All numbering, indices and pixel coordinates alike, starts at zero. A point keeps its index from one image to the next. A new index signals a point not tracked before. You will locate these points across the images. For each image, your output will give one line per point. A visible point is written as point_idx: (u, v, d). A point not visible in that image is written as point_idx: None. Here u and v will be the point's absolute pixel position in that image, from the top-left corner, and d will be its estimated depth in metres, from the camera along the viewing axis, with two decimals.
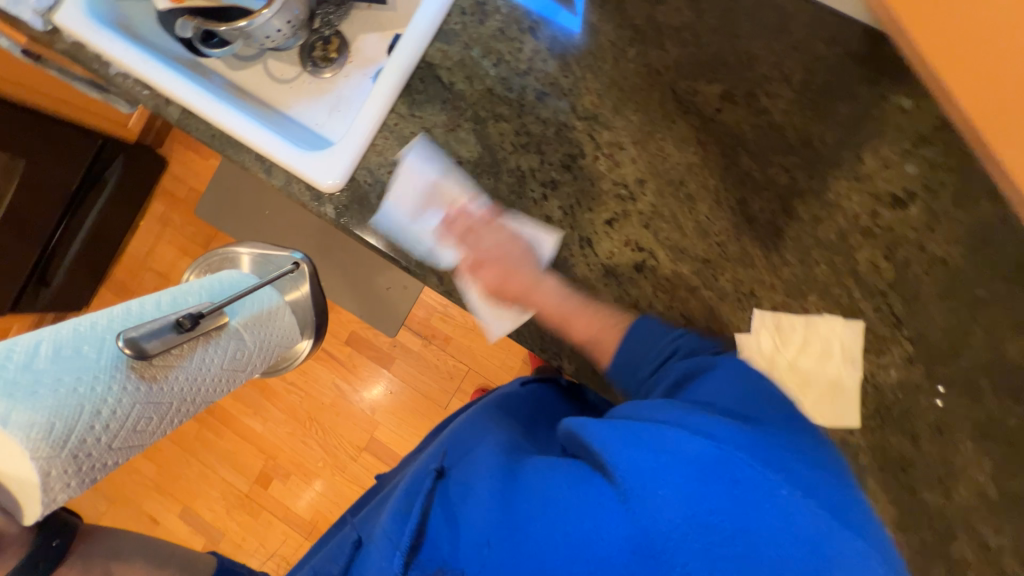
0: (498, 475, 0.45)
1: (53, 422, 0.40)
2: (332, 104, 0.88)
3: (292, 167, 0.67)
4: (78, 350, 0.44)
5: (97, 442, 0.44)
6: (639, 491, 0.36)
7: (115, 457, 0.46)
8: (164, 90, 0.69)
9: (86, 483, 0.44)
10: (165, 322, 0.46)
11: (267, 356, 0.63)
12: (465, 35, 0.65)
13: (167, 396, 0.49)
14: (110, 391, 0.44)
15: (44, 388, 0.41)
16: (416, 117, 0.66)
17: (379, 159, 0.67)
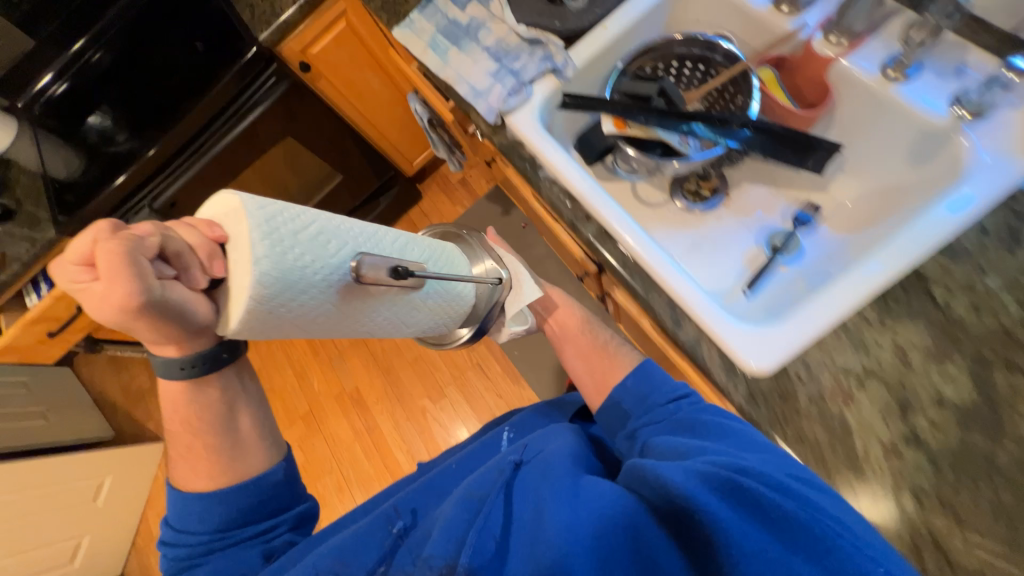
0: (559, 488, 0.52)
1: (269, 280, 0.45)
2: (695, 241, 0.84)
3: (710, 329, 0.61)
4: (326, 242, 0.49)
5: (281, 314, 0.47)
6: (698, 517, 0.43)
7: (280, 333, 0.50)
8: (593, 210, 0.71)
9: (250, 333, 0.48)
10: (391, 263, 0.52)
11: (436, 323, 0.67)
12: (981, 257, 0.55)
13: (347, 311, 0.53)
14: (320, 280, 0.48)
15: (284, 249, 0.46)
16: (887, 327, 0.56)
17: (822, 357, 0.57)
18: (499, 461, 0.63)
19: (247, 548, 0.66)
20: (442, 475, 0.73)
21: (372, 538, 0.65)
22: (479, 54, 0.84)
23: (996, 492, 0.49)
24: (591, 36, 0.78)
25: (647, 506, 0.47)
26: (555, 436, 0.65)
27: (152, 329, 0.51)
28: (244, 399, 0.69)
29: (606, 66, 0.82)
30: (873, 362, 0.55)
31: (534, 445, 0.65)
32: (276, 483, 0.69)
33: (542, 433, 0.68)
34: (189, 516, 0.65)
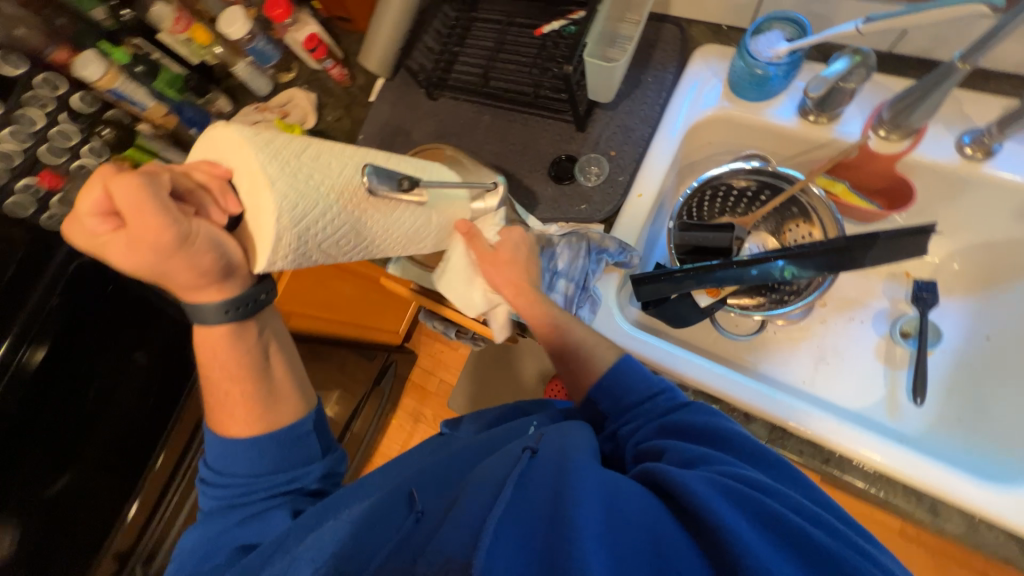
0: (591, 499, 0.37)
1: (291, 200, 0.43)
2: (817, 357, 0.74)
3: (978, 508, 0.52)
4: (328, 159, 0.47)
5: (312, 236, 0.46)
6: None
7: (313, 257, 0.48)
8: (757, 411, 0.60)
9: (288, 263, 0.46)
10: (397, 173, 0.50)
11: (440, 237, 0.61)
12: None
13: (368, 225, 0.50)
14: (330, 199, 0.46)
15: (287, 175, 0.43)
16: None
17: None
18: (511, 449, 0.46)
19: (273, 508, 0.52)
20: (456, 460, 0.52)
21: (392, 504, 0.48)
22: None
23: None
24: (631, 211, 0.69)
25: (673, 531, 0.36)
26: (569, 428, 0.48)
27: (191, 275, 0.44)
28: (279, 342, 0.56)
29: (651, 226, 0.74)
30: None
31: (552, 431, 0.47)
32: (305, 438, 0.56)
33: (562, 430, 0.49)
34: (235, 460, 0.53)
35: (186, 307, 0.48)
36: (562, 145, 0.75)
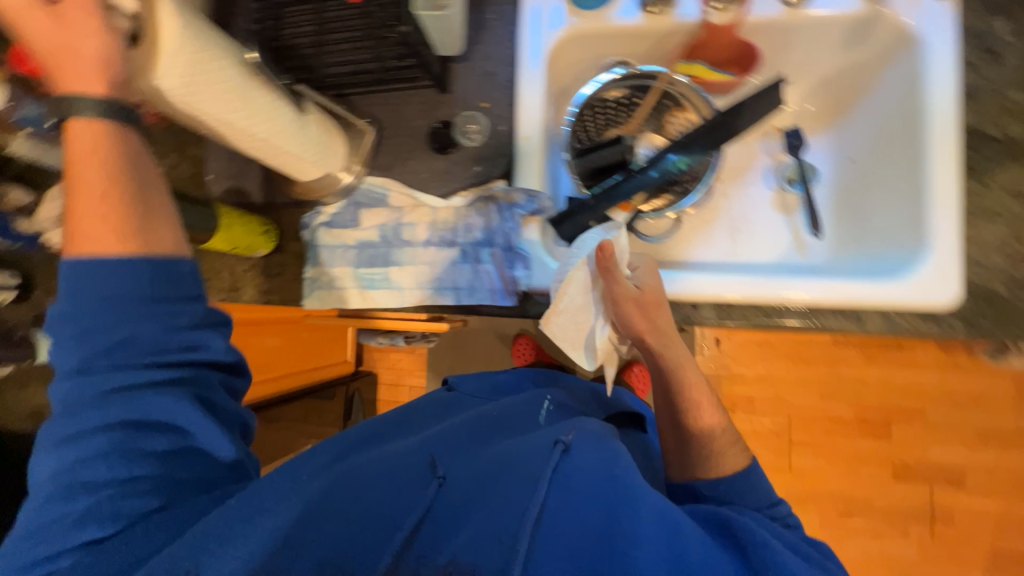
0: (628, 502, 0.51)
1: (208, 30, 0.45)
2: (731, 228, 0.81)
3: (886, 302, 0.59)
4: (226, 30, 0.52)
5: (222, 71, 0.46)
6: None
7: (209, 101, 0.46)
8: (696, 295, 0.64)
9: (183, 86, 0.44)
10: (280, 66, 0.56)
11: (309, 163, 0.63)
12: (990, 85, 0.60)
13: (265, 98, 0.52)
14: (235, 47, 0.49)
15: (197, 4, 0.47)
16: (995, 184, 0.59)
17: (981, 246, 0.59)
18: (543, 439, 0.59)
19: (157, 395, 0.49)
20: (483, 435, 0.65)
21: (405, 469, 0.56)
22: (427, 254, 0.69)
23: None
24: (527, 157, 0.68)
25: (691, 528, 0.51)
26: (595, 436, 0.62)
27: (84, 42, 0.43)
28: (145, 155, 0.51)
29: (550, 162, 0.72)
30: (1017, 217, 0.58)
31: (581, 433, 0.61)
32: (179, 279, 0.50)
33: (594, 434, 0.63)
34: (89, 286, 0.47)
35: (61, 97, 0.46)
36: (437, 117, 0.71)
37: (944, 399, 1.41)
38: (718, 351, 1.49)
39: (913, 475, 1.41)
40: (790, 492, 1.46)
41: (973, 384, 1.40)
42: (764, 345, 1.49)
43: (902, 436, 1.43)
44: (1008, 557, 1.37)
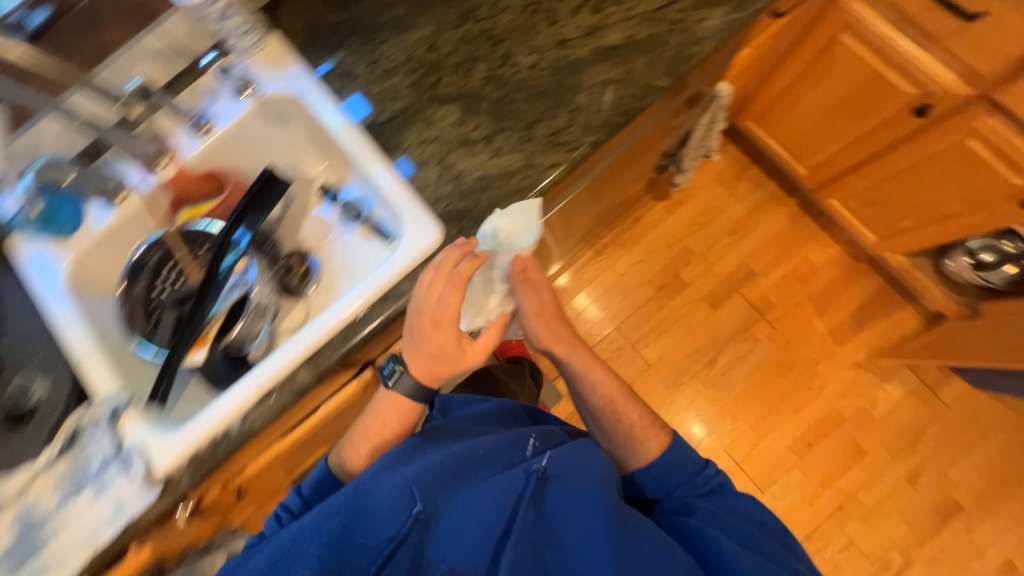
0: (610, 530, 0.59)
1: None
2: (348, 277, 0.91)
3: (401, 269, 0.69)
4: None
5: None
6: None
7: None
8: (282, 370, 0.69)
9: None
10: None
11: None
12: (360, 92, 0.76)
13: None
14: None
15: None
16: (406, 146, 0.73)
17: (429, 188, 0.72)
18: (521, 467, 0.64)
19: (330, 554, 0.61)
20: (468, 458, 0.64)
21: (382, 495, 0.57)
22: (63, 514, 0.67)
23: (517, 99, 0.73)
24: (89, 374, 0.71)
25: (666, 540, 0.62)
26: (577, 454, 0.68)
27: None
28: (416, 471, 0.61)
29: (130, 357, 0.76)
30: (434, 157, 0.73)
31: (554, 451, 0.67)
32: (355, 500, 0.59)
33: (577, 452, 0.69)
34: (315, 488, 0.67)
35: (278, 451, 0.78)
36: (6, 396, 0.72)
37: (693, 229, 1.63)
38: None
39: (723, 296, 1.59)
40: (666, 380, 1.55)
41: (700, 203, 1.64)
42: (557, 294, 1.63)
43: (694, 276, 1.61)
44: (822, 295, 1.57)
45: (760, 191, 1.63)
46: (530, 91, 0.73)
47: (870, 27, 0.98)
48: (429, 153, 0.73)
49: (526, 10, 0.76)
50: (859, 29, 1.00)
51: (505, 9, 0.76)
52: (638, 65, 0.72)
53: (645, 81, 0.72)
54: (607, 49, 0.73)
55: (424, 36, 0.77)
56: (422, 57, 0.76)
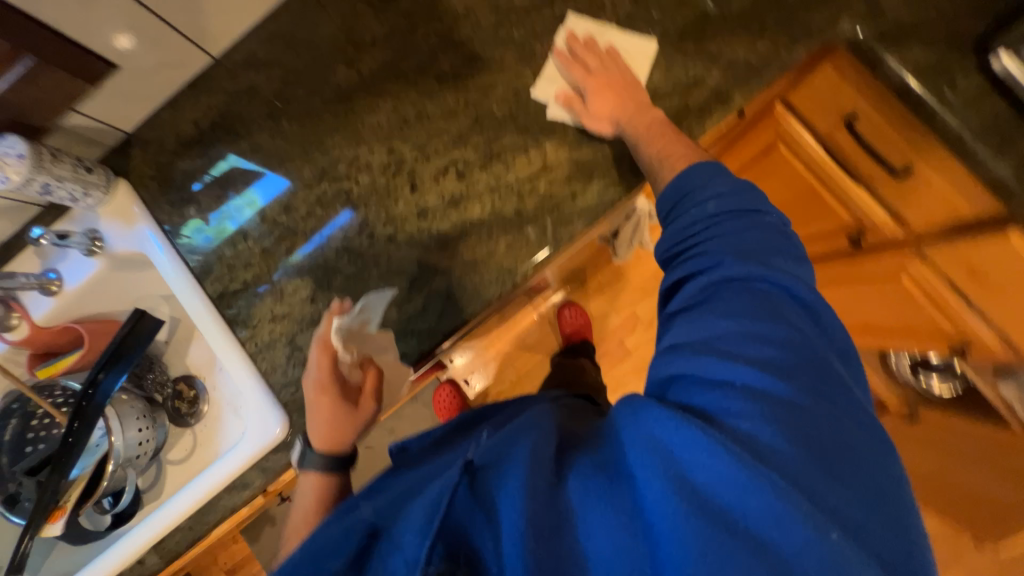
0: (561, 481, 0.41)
1: None
2: (233, 408, 0.87)
3: (249, 460, 0.68)
4: None
5: None
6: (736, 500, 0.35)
7: None
8: (126, 559, 0.68)
9: None
10: None
11: None
12: (213, 255, 0.72)
13: None
14: None
15: None
16: (257, 322, 0.69)
17: (278, 371, 0.68)
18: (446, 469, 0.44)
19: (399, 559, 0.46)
20: (424, 480, 0.46)
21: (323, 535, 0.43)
22: None
23: (372, 275, 0.67)
24: None
25: (603, 491, 0.39)
26: (526, 432, 0.44)
27: None
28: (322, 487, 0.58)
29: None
30: (284, 336, 0.68)
31: (500, 436, 0.44)
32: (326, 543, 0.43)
33: (535, 430, 0.45)
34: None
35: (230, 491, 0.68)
36: None
37: (644, 294, 1.56)
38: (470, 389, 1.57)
39: None
40: None
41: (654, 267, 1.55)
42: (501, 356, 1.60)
43: (640, 345, 1.55)
44: None
45: None
46: (384, 268, 0.67)
47: (807, 150, 0.87)
48: (279, 331, 0.69)
49: (388, 170, 0.69)
50: (796, 148, 0.88)
51: (367, 167, 0.69)
52: (502, 245, 0.66)
53: (507, 265, 0.65)
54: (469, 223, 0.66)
55: (277, 190, 0.71)
56: (276, 214, 0.70)
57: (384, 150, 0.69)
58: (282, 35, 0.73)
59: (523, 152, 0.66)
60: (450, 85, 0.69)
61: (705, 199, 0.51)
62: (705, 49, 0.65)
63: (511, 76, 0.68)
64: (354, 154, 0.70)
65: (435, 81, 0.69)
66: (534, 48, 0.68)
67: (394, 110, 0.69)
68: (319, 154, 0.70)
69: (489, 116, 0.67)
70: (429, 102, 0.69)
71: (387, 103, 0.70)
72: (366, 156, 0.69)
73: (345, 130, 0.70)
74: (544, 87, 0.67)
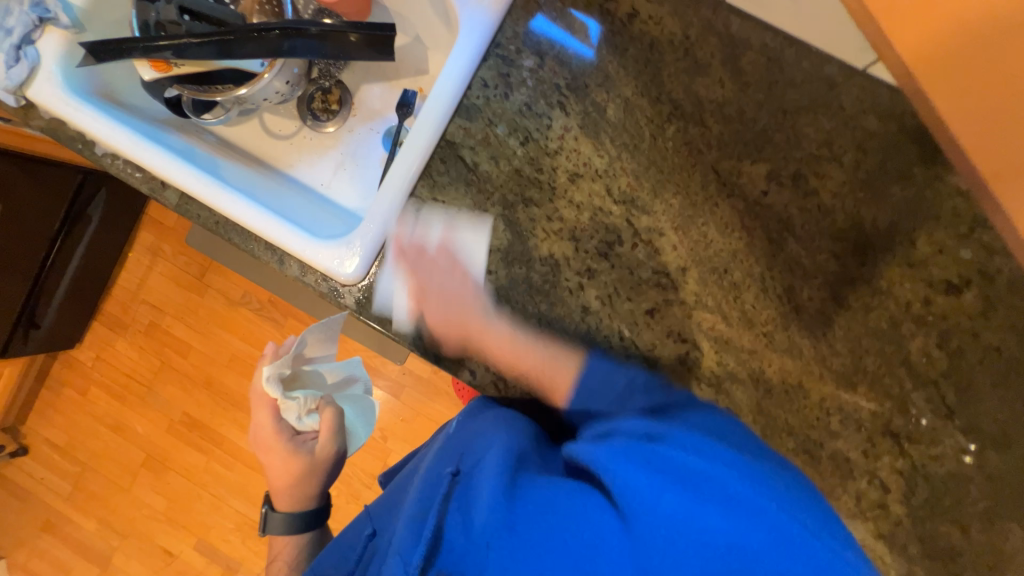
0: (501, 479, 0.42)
1: None
2: (339, 163, 0.81)
3: (304, 256, 0.63)
4: None
5: None
6: (640, 509, 0.37)
7: None
8: (160, 174, 0.64)
9: None
10: None
11: None
12: (488, 111, 0.61)
13: None
14: None
15: None
16: (439, 202, 0.61)
17: (400, 247, 0.62)
18: (445, 461, 0.49)
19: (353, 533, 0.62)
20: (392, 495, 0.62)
21: (335, 548, 0.60)
22: None
23: (537, 306, 0.61)
24: None
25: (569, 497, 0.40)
26: (484, 433, 0.51)
27: None
28: (302, 483, 0.80)
29: None
30: (438, 237, 0.61)
31: (474, 428, 0.53)
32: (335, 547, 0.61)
33: (480, 426, 0.54)
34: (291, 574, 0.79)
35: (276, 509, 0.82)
36: None
37: None
38: None
39: None
40: None
41: None
42: None
43: None
44: None
45: None
46: (548, 314, 0.60)
47: None
48: (440, 228, 0.61)
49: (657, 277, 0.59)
50: None
51: (651, 250, 0.59)
52: None
53: None
54: None
55: (588, 154, 0.60)
56: (561, 165, 0.60)
57: (678, 261, 0.59)
58: (779, 71, 0.57)
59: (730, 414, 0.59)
60: (780, 305, 0.58)
61: (590, 365, 0.55)
62: (913, 565, 0.58)
63: (812, 371, 0.58)
64: (661, 228, 0.59)
65: (780, 287, 0.58)
66: (857, 384, 0.57)
67: (729, 252, 0.58)
68: (649, 185, 0.59)
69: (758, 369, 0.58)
70: (752, 290, 0.58)
71: (735, 241, 0.58)
72: (665, 244, 0.59)
73: (687, 204, 0.58)
74: (814, 411, 0.58)
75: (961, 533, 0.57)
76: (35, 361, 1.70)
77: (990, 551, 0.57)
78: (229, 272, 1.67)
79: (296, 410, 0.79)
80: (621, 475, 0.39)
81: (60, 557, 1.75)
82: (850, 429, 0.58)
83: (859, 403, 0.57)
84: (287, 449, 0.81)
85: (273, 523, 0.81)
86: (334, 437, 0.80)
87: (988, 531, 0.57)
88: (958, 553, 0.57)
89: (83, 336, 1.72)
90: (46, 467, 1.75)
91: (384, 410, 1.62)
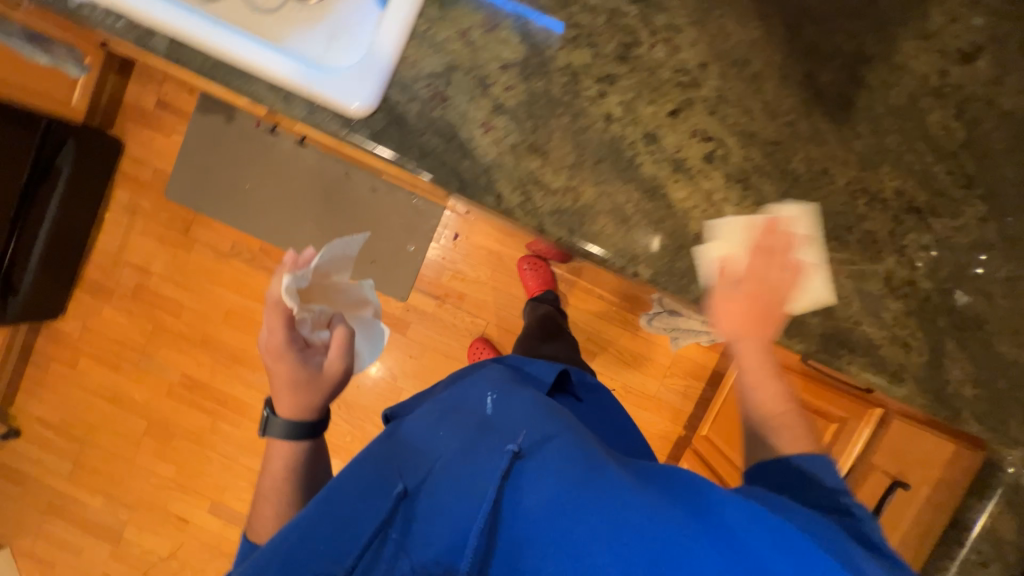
0: (575, 465, 0.50)
1: None
2: (331, 30, 0.77)
3: (312, 91, 0.60)
4: None
5: None
6: (742, 533, 0.42)
7: None
8: (144, 16, 0.60)
9: None
10: None
11: None
12: None
13: None
14: None
15: None
16: (449, 20, 0.59)
17: (412, 72, 0.60)
18: (502, 448, 0.53)
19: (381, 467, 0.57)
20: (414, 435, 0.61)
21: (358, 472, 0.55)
22: None
23: (559, 119, 0.59)
24: None
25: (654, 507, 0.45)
26: (554, 427, 0.56)
27: None
28: (304, 410, 0.71)
29: None
30: (450, 57, 0.59)
31: (529, 415, 0.59)
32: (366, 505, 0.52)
33: (534, 414, 0.59)
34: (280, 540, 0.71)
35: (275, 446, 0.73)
36: None
37: (621, 358, 1.56)
38: (451, 246, 1.56)
39: None
40: None
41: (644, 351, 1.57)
42: (494, 256, 1.58)
43: None
44: None
45: (682, 400, 1.56)
46: (570, 125, 0.59)
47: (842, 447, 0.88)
48: (452, 47, 0.59)
49: (678, 76, 0.58)
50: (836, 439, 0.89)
51: (670, 49, 0.58)
52: (653, 238, 0.60)
53: (635, 253, 0.60)
54: (662, 192, 0.59)
55: None
56: None
57: (698, 58, 0.58)
58: None
59: (760, 210, 0.59)
60: (802, 92, 0.58)
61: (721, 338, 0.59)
62: (945, 338, 0.59)
63: (836, 156, 0.58)
64: (679, 26, 0.58)
65: (800, 74, 0.58)
66: (880, 164, 0.58)
67: (747, 43, 0.58)
68: None
69: (784, 158, 0.58)
70: (773, 80, 0.58)
71: (753, 30, 0.58)
72: (684, 42, 0.58)
73: None
74: (840, 196, 0.59)
75: (987, 301, 0.59)
76: (17, 337, 1.61)
77: (1015, 315, 0.59)
78: (215, 225, 1.61)
79: (309, 322, 0.74)
80: (739, 528, 0.42)
81: (68, 536, 1.69)
82: (876, 210, 0.59)
83: (883, 183, 0.58)
84: (294, 362, 0.71)
85: (275, 425, 0.72)
86: (344, 356, 0.74)
87: (1012, 295, 0.59)
88: (984, 321, 0.59)
89: (66, 305, 1.64)
90: (42, 448, 1.68)
91: (391, 348, 1.60)
